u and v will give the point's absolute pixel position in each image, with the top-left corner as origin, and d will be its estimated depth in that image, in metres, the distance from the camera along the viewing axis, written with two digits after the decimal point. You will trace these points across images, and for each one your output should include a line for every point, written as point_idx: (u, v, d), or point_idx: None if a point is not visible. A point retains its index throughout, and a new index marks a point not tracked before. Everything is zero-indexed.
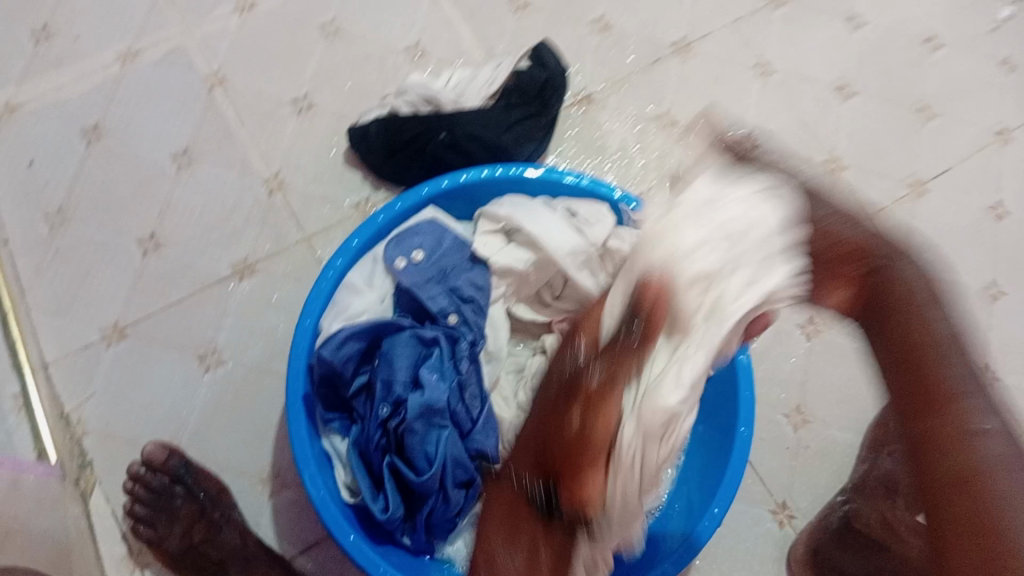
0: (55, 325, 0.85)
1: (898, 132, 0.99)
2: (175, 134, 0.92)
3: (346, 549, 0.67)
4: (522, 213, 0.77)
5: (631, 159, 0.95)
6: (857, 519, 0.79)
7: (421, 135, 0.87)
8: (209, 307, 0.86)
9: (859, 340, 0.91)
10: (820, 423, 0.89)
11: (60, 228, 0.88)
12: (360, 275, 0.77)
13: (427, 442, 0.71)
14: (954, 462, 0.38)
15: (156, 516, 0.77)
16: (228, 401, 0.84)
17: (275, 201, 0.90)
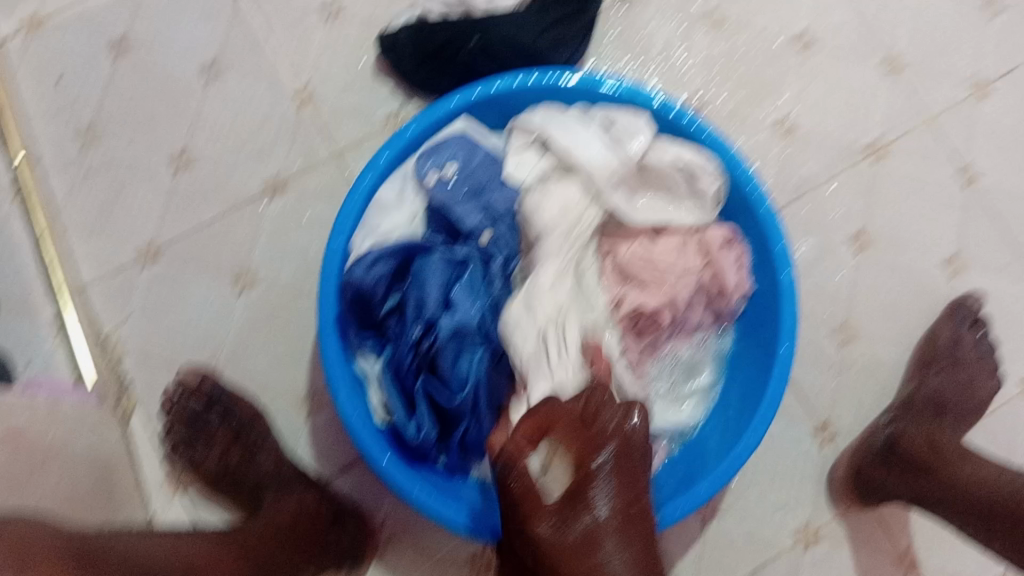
0: (91, 246, 0.85)
1: (963, 29, 0.92)
2: (202, 45, 0.89)
3: (382, 472, 0.68)
4: (557, 125, 0.75)
5: (675, 62, 0.90)
6: (902, 442, 0.77)
7: (453, 40, 0.83)
8: (242, 225, 0.85)
9: (912, 253, 0.87)
10: (868, 339, 0.86)
11: (92, 146, 0.87)
12: (391, 192, 0.75)
13: (459, 363, 0.70)
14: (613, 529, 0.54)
15: (195, 439, 0.78)
16: (264, 320, 0.83)
17: (304, 114, 0.88)
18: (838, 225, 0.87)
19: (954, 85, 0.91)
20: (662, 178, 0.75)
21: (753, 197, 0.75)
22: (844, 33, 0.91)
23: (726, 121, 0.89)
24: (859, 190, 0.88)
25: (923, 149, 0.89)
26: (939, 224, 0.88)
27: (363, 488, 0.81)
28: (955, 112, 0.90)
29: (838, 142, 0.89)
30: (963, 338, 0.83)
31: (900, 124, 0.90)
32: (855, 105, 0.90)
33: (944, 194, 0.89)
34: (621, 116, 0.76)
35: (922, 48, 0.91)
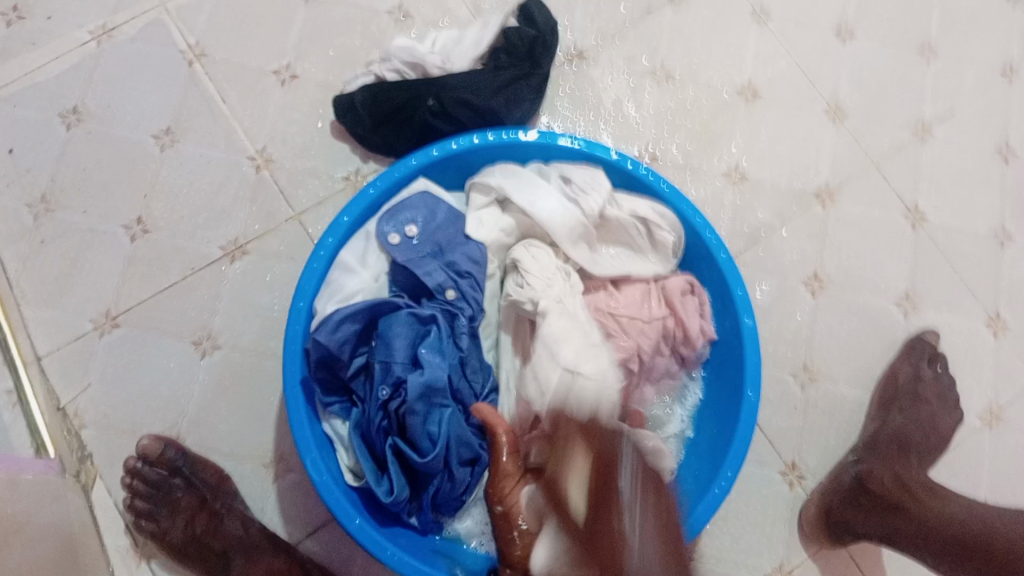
0: (46, 316, 0.83)
1: (898, 75, 0.97)
2: (157, 112, 0.89)
3: (353, 534, 0.66)
4: (514, 183, 0.76)
5: (626, 115, 0.92)
6: (871, 481, 0.78)
7: (408, 102, 0.84)
8: (203, 290, 0.84)
9: (864, 294, 0.90)
10: (828, 379, 0.87)
11: (46, 217, 0.85)
12: (352, 254, 0.75)
13: (428, 421, 0.69)
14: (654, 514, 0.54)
15: (157, 509, 0.77)
16: (226, 386, 0.82)
17: (263, 178, 0.88)
18: (794, 268, 0.89)
19: (889, 132, 0.95)
20: (622, 230, 0.78)
21: (711, 243, 0.77)
22: (788, 85, 0.94)
23: (681, 170, 0.91)
24: (812, 235, 0.90)
25: (869, 194, 0.92)
26: (888, 265, 0.91)
27: (332, 552, 0.80)
28: (895, 157, 0.94)
29: (787, 189, 0.91)
30: (924, 374, 0.86)
31: (846, 171, 0.93)
32: (802, 153, 0.93)
33: (892, 235, 0.92)
34: (579, 172, 0.78)
35: (862, 96, 0.95)
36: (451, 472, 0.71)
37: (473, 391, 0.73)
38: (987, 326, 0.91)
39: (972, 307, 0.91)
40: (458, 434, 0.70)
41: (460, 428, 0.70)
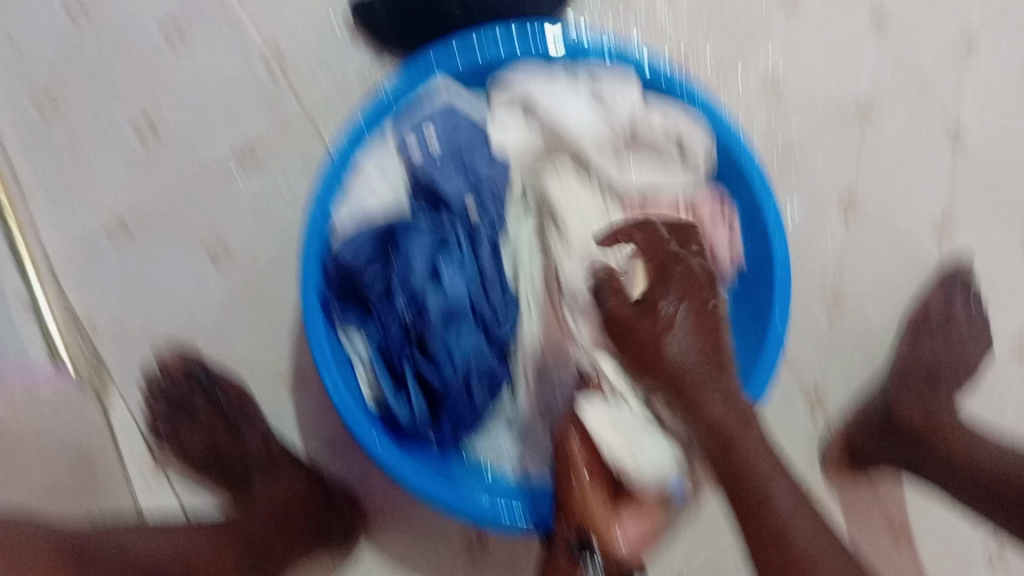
0: (55, 221, 0.81)
1: None
2: (161, 1, 0.81)
3: (372, 450, 0.67)
4: (541, 89, 0.73)
5: (661, 17, 0.87)
6: (900, 414, 0.79)
7: (436, 1, 0.77)
8: (216, 197, 0.82)
9: (898, 216, 0.87)
10: (855, 303, 0.86)
11: (52, 115, 0.81)
12: (371, 159, 0.71)
13: (448, 337, 0.68)
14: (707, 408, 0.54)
15: (179, 420, 0.77)
16: (242, 297, 0.81)
17: (274, 77, 0.82)
18: (825, 187, 0.86)
19: (943, 40, 0.88)
20: (651, 144, 0.75)
21: (744, 162, 0.73)
22: None
23: (712, 80, 0.87)
24: (846, 152, 0.87)
25: (911, 110, 0.88)
26: (924, 187, 0.88)
27: (354, 474, 0.79)
28: (945, 69, 0.88)
29: (824, 102, 0.87)
30: (954, 304, 0.84)
31: (888, 86, 0.88)
32: (843, 65, 0.88)
33: (930, 157, 0.88)
34: (608, 79, 0.74)
35: (913, 1, 0.88)
36: (470, 392, 0.70)
37: (496, 310, 0.70)
38: None
39: (1010, 232, 0.88)
40: (477, 352, 0.69)
41: (480, 349, 0.69)
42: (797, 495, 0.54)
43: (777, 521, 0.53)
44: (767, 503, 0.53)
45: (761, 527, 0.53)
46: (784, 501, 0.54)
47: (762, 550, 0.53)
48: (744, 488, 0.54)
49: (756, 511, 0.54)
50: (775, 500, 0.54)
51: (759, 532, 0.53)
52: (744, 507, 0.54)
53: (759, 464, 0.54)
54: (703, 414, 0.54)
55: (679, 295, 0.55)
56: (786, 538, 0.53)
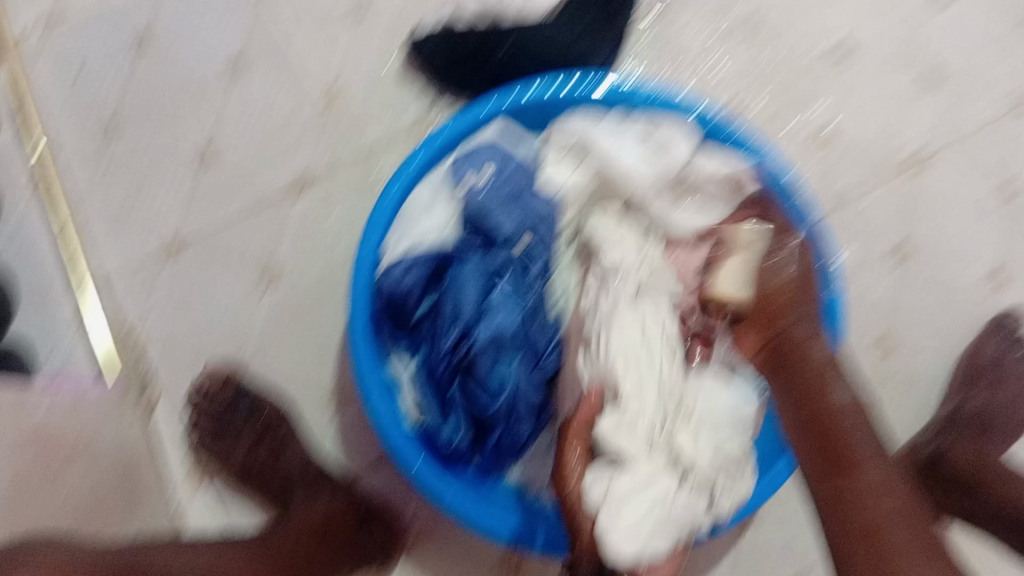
0: (114, 237, 0.82)
1: (1014, 32, 0.89)
2: (227, 40, 0.85)
3: (413, 477, 0.66)
4: (598, 130, 0.75)
5: (715, 63, 0.88)
6: (948, 460, 0.76)
7: (480, 49, 0.82)
8: (270, 220, 0.83)
9: (951, 266, 0.86)
10: (907, 351, 0.85)
11: (114, 135, 0.84)
12: (425, 194, 0.74)
13: (496, 369, 0.67)
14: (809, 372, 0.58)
15: (222, 432, 0.78)
16: (290, 319, 0.81)
17: (333, 108, 0.85)
18: (879, 234, 0.85)
19: (996, 94, 0.88)
20: (705, 190, 0.73)
21: (797, 209, 0.72)
22: (889, 37, 0.88)
23: (765, 124, 0.87)
24: (901, 200, 0.86)
25: (966, 161, 0.87)
26: (979, 236, 0.86)
27: (389, 488, 0.79)
28: (998, 121, 0.88)
29: (878, 151, 0.87)
30: (1009, 353, 0.82)
31: (943, 135, 0.88)
32: (897, 114, 0.88)
33: (985, 207, 0.87)
34: (666, 123, 0.74)
35: (970, 52, 0.89)
36: (516, 420, 0.69)
37: (544, 340, 0.70)
38: None
39: None
40: (524, 386, 0.68)
41: (527, 378, 0.68)
42: (909, 511, 0.52)
43: (871, 514, 0.52)
44: (864, 498, 0.53)
45: (858, 522, 0.52)
46: (886, 505, 0.52)
47: (843, 536, 0.52)
48: (835, 458, 0.55)
49: (843, 509, 0.53)
50: (891, 536, 0.51)
51: (857, 515, 0.52)
52: (829, 499, 0.53)
53: (871, 481, 0.54)
54: (830, 398, 0.57)
55: (806, 303, 0.61)
56: (879, 544, 0.50)
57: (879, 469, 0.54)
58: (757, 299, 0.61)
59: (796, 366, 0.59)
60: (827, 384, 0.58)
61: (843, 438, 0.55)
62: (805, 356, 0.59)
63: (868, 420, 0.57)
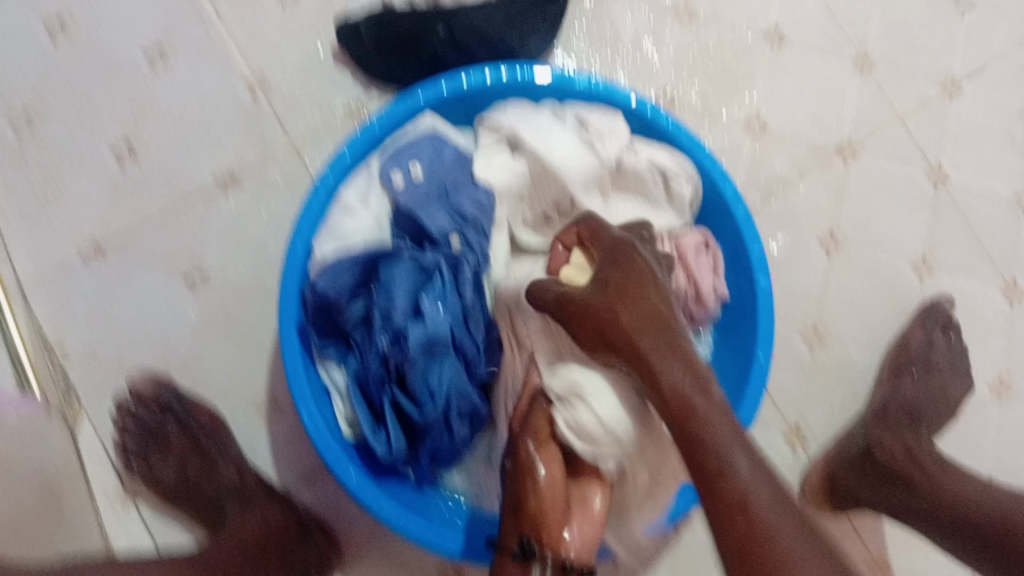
0: (29, 241, 0.79)
1: (934, 23, 0.91)
2: (147, 25, 0.83)
3: (350, 490, 0.65)
4: (529, 127, 0.72)
5: (645, 54, 0.88)
6: (881, 449, 0.77)
7: (417, 31, 0.79)
8: (195, 220, 0.80)
9: (877, 255, 0.87)
10: (836, 341, 0.86)
11: (26, 134, 0.81)
12: (354, 191, 0.71)
13: (429, 374, 0.67)
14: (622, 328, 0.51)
15: (149, 448, 0.76)
16: (218, 322, 0.79)
17: (258, 103, 0.82)
18: (809, 224, 0.86)
19: (919, 83, 0.90)
20: (637, 181, 0.73)
21: (728, 198, 0.73)
22: (815, 29, 0.90)
23: (698, 115, 0.87)
24: (830, 189, 0.87)
25: (892, 150, 0.89)
26: (906, 226, 0.88)
27: (326, 496, 0.78)
28: (922, 110, 0.90)
29: (807, 140, 0.88)
30: (936, 341, 0.84)
31: (869, 124, 0.89)
32: (824, 104, 0.89)
33: (910, 195, 0.88)
34: (595, 116, 0.73)
35: (891, 43, 0.91)
36: (451, 426, 0.69)
37: (476, 343, 0.71)
38: (1002, 294, 0.88)
39: (988, 272, 0.88)
40: (456, 388, 0.68)
41: (461, 382, 0.68)
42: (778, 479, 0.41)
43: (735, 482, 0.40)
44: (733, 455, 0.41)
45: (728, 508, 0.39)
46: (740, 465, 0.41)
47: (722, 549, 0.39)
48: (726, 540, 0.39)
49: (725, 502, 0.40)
50: (755, 496, 0.39)
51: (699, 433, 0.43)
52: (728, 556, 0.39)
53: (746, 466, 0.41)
54: (663, 376, 0.47)
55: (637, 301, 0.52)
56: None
57: (686, 370, 0.47)
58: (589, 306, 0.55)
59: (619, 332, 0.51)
60: (635, 335, 0.50)
61: (690, 410, 0.44)
62: (617, 308, 0.52)
63: (680, 375, 0.46)
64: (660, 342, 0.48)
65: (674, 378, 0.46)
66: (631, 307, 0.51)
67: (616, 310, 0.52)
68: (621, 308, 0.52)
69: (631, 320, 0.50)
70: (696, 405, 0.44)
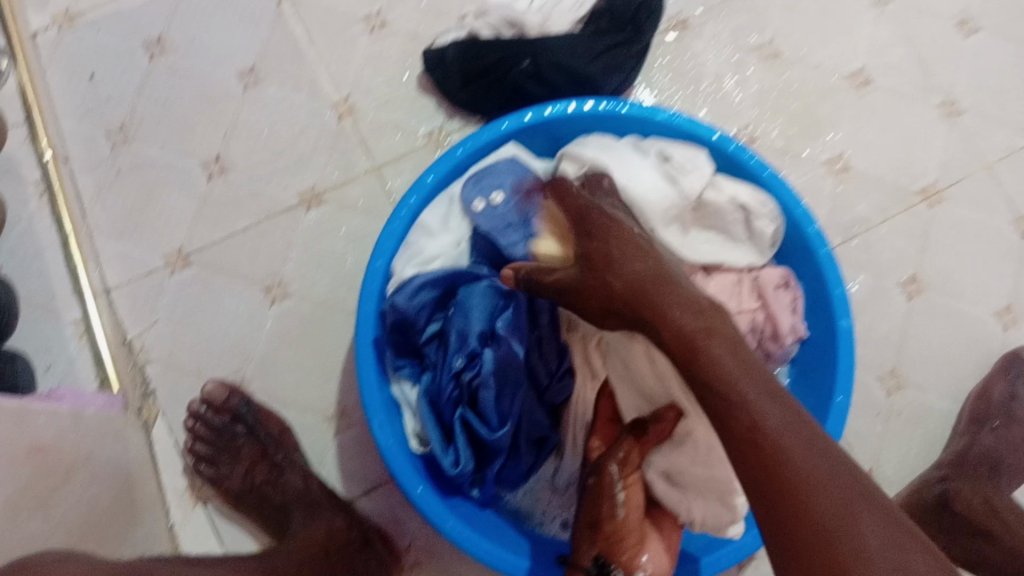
0: (118, 248, 0.82)
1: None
2: (243, 49, 0.86)
3: (414, 501, 0.65)
4: (611, 157, 0.72)
5: (726, 93, 0.88)
6: (960, 502, 0.74)
7: (503, 60, 0.80)
8: (277, 235, 0.82)
9: (960, 303, 0.85)
10: (915, 389, 0.83)
11: (123, 147, 0.84)
12: (436, 215, 0.73)
13: (501, 398, 0.67)
14: (678, 334, 0.51)
15: (219, 454, 0.76)
16: (294, 336, 0.80)
17: (345, 125, 0.85)
18: (889, 267, 0.85)
19: (1007, 132, 0.89)
20: (718, 216, 0.73)
21: (809, 237, 0.72)
22: (900, 74, 0.89)
23: (779, 154, 0.87)
24: (912, 234, 0.86)
25: (978, 198, 0.87)
26: (990, 275, 0.86)
27: (389, 512, 0.78)
28: (1010, 159, 0.88)
29: (890, 184, 0.87)
30: (1020, 393, 0.81)
31: (955, 170, 0.87)
32: (907, 148, 0.88)
33: (996, 244, 0.86)
34: (679, 150, 0.73)
35: (979, 91, 0.90)
36: (518, 450, 0.70)
37: (549, 370, 0.70)
38: None
39: None
40: (526, 413, 0.68)
41: (529, 408, 0.69)
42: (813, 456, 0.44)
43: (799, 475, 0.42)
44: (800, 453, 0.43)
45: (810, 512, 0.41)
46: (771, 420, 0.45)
47: (767, 499, 0.42)
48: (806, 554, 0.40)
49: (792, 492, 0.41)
50: (815, 478, 0.42)
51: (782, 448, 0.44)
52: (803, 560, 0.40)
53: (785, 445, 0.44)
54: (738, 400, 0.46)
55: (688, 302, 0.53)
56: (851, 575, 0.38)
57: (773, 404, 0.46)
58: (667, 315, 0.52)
59: (687, 342, 0.50)
60: (701, 339, 0.50)
61: (760, 432, 0.44)
62: (669, 308, 0.52)
63: (754, 396, 0.46)
64: (735, 363, 0.48)
65: (734, 375, 0.48)
66: (685, 310, 0.52)
67: (668, 313, 0.52)
68: (672, 307, 0.52)
69: (691, 325, 0.51)
70: (760, 408, 0.45)
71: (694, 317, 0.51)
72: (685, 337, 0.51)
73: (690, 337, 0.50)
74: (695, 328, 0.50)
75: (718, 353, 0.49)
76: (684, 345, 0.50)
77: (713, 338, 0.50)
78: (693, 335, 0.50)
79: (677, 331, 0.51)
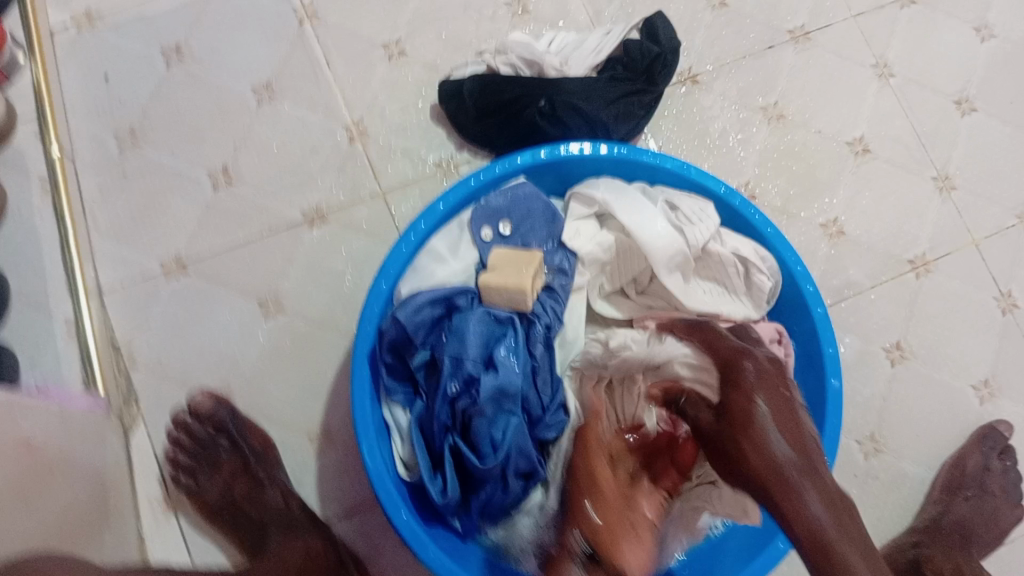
0: (116, 250, 0.81)
1: (1017, 157, 0.93)
2: (260, 64, 0.87)
3: (398, 528, 0.64)
4: (621, 201, 0.73)
5: (730, 149, 0.90)
6: (931, 566, 0.76)
7: (521, 98, 0.81)
8: (277, 251, 0.82)
9: (942, 372, 0.87)
10: (892, 454, 0.85)
11: (131, 150, 0.84)
12: (444, 240, 0.73)
13: (494, 427, 0.67)
14: (764, 460, 0.50)
15: (199, 467, 0.76)
16: (285, 353, 0.80)
17: (355, 148, 0.85)
18: (876, 333, 0.87)
19: (997, 211, 0.91)
20: (719, 268, 0.74)
21: (808, 296, 0.73)
22: (899, 146, 0.92)
23: (777, 213, 0.89)
24: (900, 303, 0.88)
25: (964, 273, 0.89)
26: (972, 349, 0.88)
27: (365, 538, 0.77)
28: (998, 237, 0.91)
29: (881, 252, 0.89)
30: (992, 467, 0.83)
31: (945, 243, 0.90)
32: (901, 219, 0.90)
33: (979, 319, 0.88)
34: (685, 201, 0.75)
35: (973, 170, 0.92)
36: (506, 482, 0.69)
37: (541, 402, 0.71)
38: None
39: None
40: (519, 446, 0.67)
41: (523, 439, 0.68)
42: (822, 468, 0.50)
43: (786, 474, 0.49)
44: (807, 491, 0.48)
45: None
46: (782, 453, 0.50)
47: None
48: None
49: None
50: None
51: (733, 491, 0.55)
52: None
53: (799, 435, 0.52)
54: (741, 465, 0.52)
55: (786, 436, 0.51)
56: None
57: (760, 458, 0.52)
58: (761, 433, 0.51)
59: (780, 483, 0.49)
60: (801, 474, 0.49)
61: (830, 549, 0.46)
62: (767, 425, 0.52)
63: (817, 475, 0.49)
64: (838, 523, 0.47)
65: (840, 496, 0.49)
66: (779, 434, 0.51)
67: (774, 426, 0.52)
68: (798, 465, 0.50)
69: (816, 508, 0.48)
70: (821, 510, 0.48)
71: (793, 435, 0.51)
72: (772, 460, 0.50)
73: (782, 470, 0.49)
74: (781, 475, 0.49)
75: (818, 468, 0.50)
76: (776, 472, 0.50)
77: (804, 477, 0.49)
78: (788, 469, 0.49)
79: (776, 456, 0.50)
